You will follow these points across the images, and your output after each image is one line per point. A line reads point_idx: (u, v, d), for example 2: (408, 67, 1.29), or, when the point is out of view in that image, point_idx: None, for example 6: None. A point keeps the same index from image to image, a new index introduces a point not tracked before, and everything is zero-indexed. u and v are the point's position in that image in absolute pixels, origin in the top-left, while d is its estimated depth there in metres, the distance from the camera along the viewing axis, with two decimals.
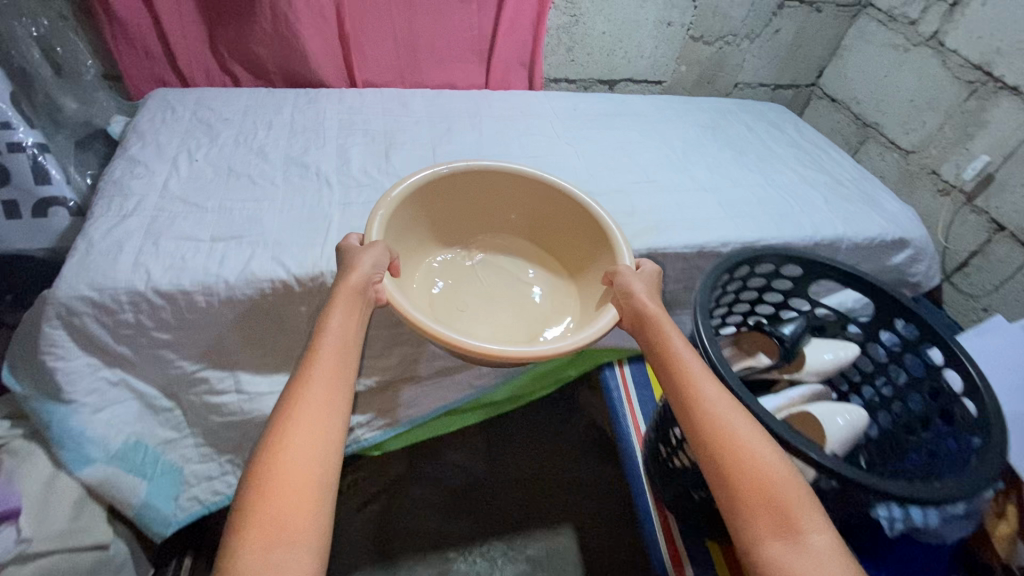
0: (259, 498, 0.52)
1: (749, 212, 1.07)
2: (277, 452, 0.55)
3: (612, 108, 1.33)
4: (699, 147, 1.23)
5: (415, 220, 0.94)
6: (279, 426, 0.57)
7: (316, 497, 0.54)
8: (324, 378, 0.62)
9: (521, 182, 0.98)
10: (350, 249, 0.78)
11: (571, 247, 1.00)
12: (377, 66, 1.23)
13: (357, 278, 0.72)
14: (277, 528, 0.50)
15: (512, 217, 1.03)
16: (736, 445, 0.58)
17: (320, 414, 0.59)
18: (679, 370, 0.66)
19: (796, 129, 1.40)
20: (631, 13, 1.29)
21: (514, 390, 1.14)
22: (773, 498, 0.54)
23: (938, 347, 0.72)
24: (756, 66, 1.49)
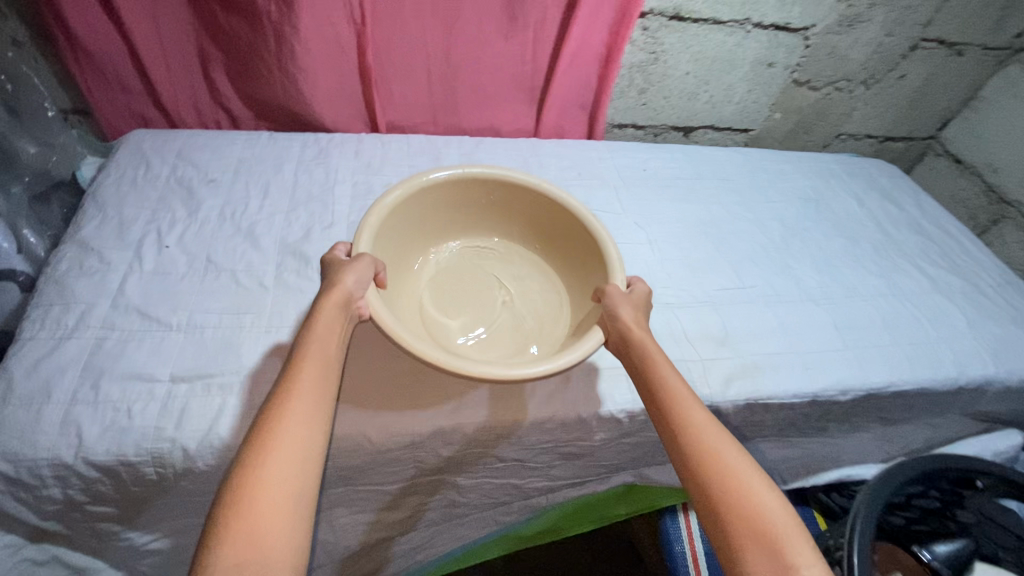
0: (240, 519, 0.39)
1: (873, 340, 0.83)
2: (261, 466, 0.42)
3: (689, 168, 1.06)
4: (802, 232, 0.97)
5: (412, 230, 0.75)
6: (263, 434, 0.44)
7: (301, 511, 0.42)
8: (314, 380, 0.50)
9: (511, 192, 0.77)
10: (336, 261, 0.61)
11: (572, 267, 0.78)
12: (405, 106, 1.00)
13: (339, 292, 0.57)
14: (259, 550, 0.38)
15: (517, 233, 0.82)
16: (717, 461, 0.47)
17: (310, 418, 0.47)
18: (657, 382, 0.55)
19: (915, 202, 1.13)
20: (726, 53, 1.02)
21: (547, 523, 0.92)
22: (760, 524, 0.43)
23: None
24: (866, 116, 1.21)
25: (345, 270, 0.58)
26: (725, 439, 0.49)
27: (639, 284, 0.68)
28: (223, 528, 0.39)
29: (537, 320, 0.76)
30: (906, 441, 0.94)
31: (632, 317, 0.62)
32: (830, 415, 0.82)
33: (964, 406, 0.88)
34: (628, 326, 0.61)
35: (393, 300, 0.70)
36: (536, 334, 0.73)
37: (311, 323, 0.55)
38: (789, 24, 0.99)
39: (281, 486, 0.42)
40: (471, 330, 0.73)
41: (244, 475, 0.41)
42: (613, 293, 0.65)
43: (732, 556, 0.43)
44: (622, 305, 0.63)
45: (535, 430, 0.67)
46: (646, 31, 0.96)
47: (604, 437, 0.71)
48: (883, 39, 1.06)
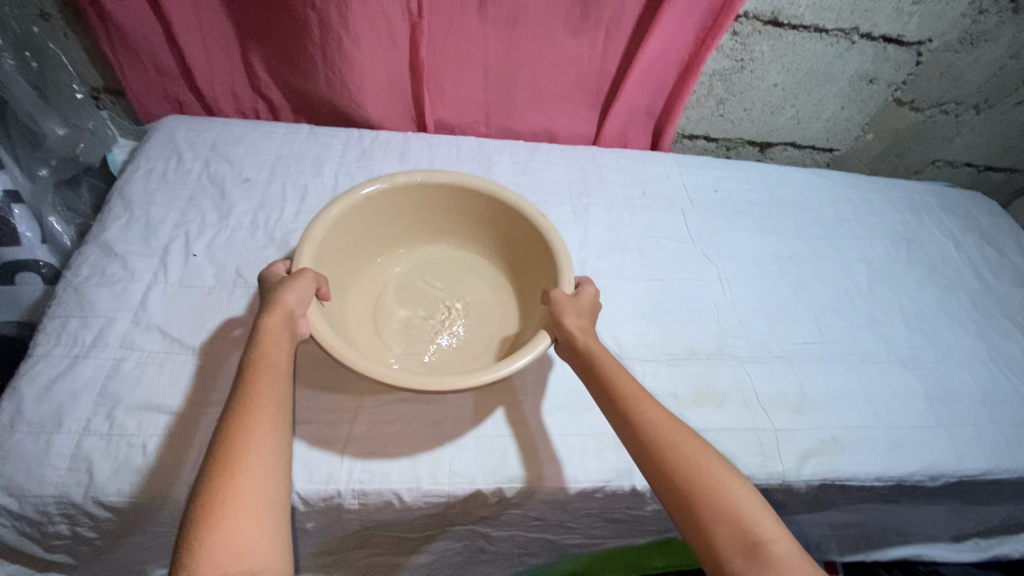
0: (216, 530, 0.37)
1: (968, 416, 0.72)
2: (229, 478, 0.39)
3: (766, 191, 0.95)
4: (889, 278, 0.86)
5: (362, 239, 0.66)
6: (229, 447, 0.40)
7: (278, 514, 0.39)
8: (275, 383, 0.45)
9: (458, 194, 0.68)
10: (275, 280, 0.53)
11: (525, 265, 0.69)
12: (456, 104, 0.91)
13: (291, 301, 0.50)
14: (238, 552, 0.36)
15: (475, 236, 0.72)
16: (675, 456, 0.47)
17: (273, 424, 0.42)
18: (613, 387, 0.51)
19: (1018, 247, 1.00)
20: (824, 65, 0.90)
21: (576, 567, 0.86)
22: (730, 510, 0.44)
23: None
24: (970, 143, 1.08)
25: (290, 286, 0.51)
26: (683, 430, 0.49)
27: (587, 285, 0.61)
28: (198, 542, 0.36)
29: (491, 327, 0.67)
30: (990, 526, 0.83)
31: (578, 325, 0.55)
32: (910, 496, 0.73)
33: None
34: (572, 335, 0.54)
35: (341, 314, 0.62)
36: (487, 341, 0.65)
37: (257, 340, 0.47)
38: (903, 36, 0.86)
39: (258, 491, 0.39)
40: (417, 336, 0.65)
41: (212, 493, 0.38)
42: (560, 298, 0.57)
43: (706, 541, 0.43)
44: (566, 313, 0.55)
45: (582, 497, 0.60)
46: (735, 35, 0.84)
47: (657, 507, 0.64)
48: (1008, 61, 0.92)
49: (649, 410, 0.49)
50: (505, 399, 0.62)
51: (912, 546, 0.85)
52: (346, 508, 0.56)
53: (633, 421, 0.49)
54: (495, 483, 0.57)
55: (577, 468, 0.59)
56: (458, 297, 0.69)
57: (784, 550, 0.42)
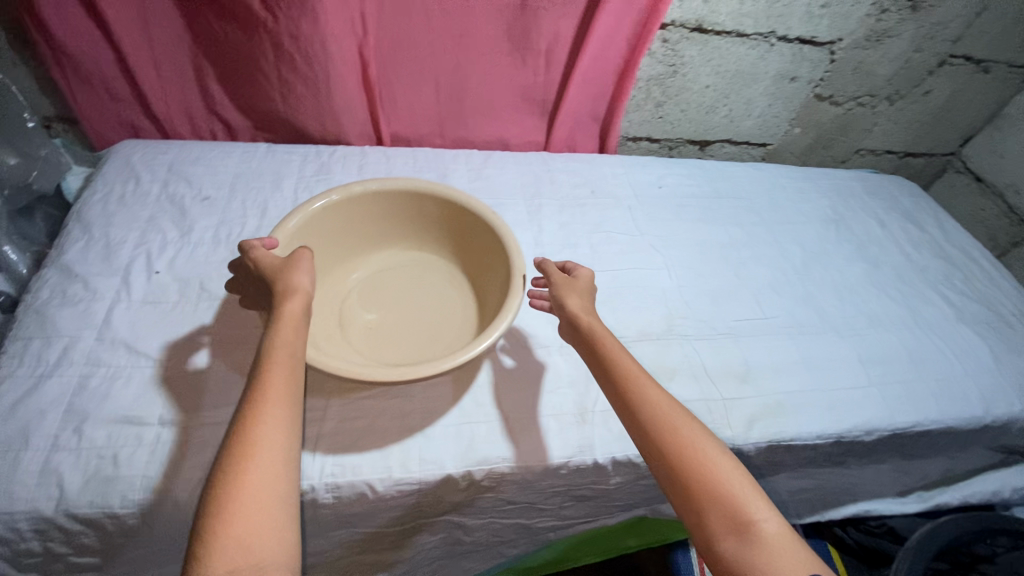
0: (227, 525, 0.38)
1: (898, 375, 0.79)
2: (242, 472, 0.41)
3: (706, 185, 1.02)
4: (822, 257, 0.94)
5: (324, 246, 0.69)
6: (239, 447, 0.42)
7: (286, 512, 0.41)
8: (282, 378, 0.46)
9: (415, 198, 0.72)
10: (272, 264, 0.55)
11: (481, 260, 0.72)
12: (410, 117, 0.94)
13: (302, 299, 0.52)
14: (248, 547, 0.38)
15: (437, 239, 0.76)
16: (673, 437, 0.49)
17: (285, 421, 0.44)
18: (614, 369, 0.55)
19: (937, 224, 1.10)
20: (748, 66, 0.98)
21: (553, 554, 0.89)
22: (721, 492, 0.46)
23: None
24: (887, 132, 1.18)
25: (291, 274, 0.53)
26: (681, 414, 0.51)
27: (582, 268, 0.66)
28: (211, 537, 0.38)
29: (452, 320, 0.70)
30: (931, 478, 0.90)
31: (580, 307, 0.60)
32: (854, 454, 0.79)
33: (990, 442, 0.85)
34: (576, 315, 0.59)
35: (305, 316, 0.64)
36: (449, 334, 0.68)
37: (275, 327, 0.50)
38: (816, 37, 0.95)
39: (265, 490, 0.41)
40: (381, 334, 0.68)
41: (223, 491, 0.40)
42: (559, 280, 0.63)
43: (698, 520, 0.46)
44: (570, 296, 0.61)
45: (548, 475, 0.63)
46: (666, 42, 0.91)
47: (620, 480, 0.68)
48: (911, 55, 1.02)
49: (649, 394, 0.52)
50: (470, 389, 0.65)
51: (865, 502, 0.91)
52: (320, 503, 0.58)
53: (633, 402, 0.52)
54: (464, 466, 0.60)
55: (542, 448, 0.62)
56: (421, 295, 0.73)
57: (772, 531, 0.44)
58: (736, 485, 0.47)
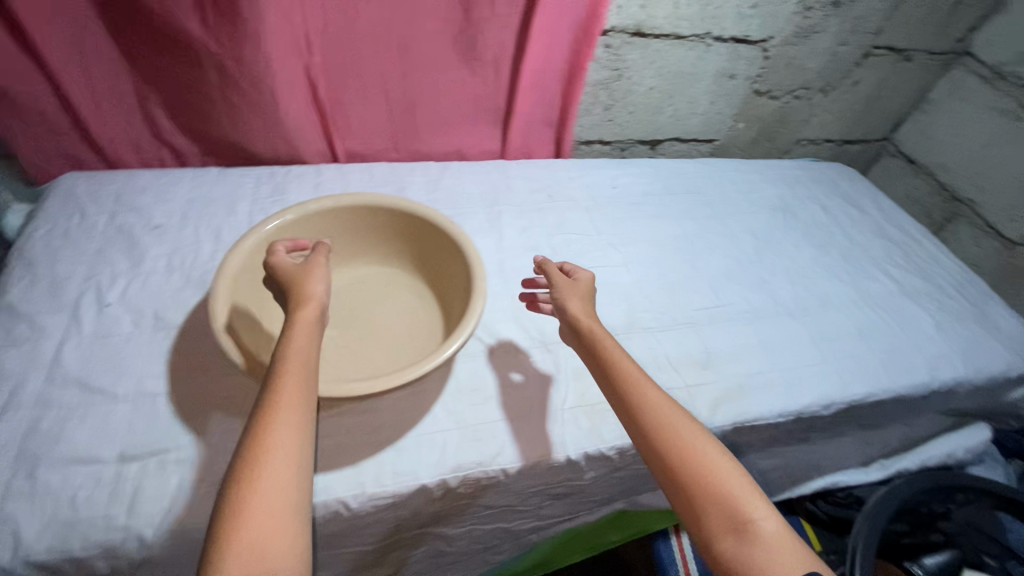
0: (241, 530, 0.38)
1: (850, 350, 0.83)
2: (257, 476, 0.40)
3: (658, 182, 1.05)
4: (772, 244, 0.98)
5: None
6: (252, 452, 0.41)
7: (298, 519, 0.40)
8: (297, 384, 0.46)
9: (372, 214, 0.72)
10: (290, 269, 0.57)
11: (441, 270, 0.73)
12: (364, 133, 0.94)
13: (314, 307, 0.53)
14: (262, 553, 0.37)
15: (400, 251, 0.77)
16: (671, 437, 0.50)
17: (297, 426, 0.44)
18: (614, 369, 0.55)
19: (876, 206, 1.16)
20: (689, 66, 1.02)
21: (538, 557, 0.89)
22: (720, 491, 0.46)
23: None
24: (824, 122, 1.25)
25: (306, 283, 0.54)
26: (679, 414, 0.52)
27: (582, 272, 0.67)
28: (223, 544, 0.37)
29: (418, 331, 0.70)
30: (890, 445, 0.94)
31: (580, 309, 0.61)
32: (816, 429, 0.83)
33: (939, 406, 0.89)
34: (576, 317, 0.60)
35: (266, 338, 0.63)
36: (415, 345, 0.68)
37: (289, 332, 0.50)
38: (749, 36, 1.00)
39: (279, 494, 0.40)
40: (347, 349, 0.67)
41: (238, 493, 0.40)
42: (560, 284, 0.64)
43: (696, 519, 0.46)
44: (570, 298, 0.62)
45: (524, 476, 0.64)
46: (609, 48, 0.94)
47: (595, 474, 0.69)
48: (838, 48, 1.09)
49: (647, 393, 0.53)
50: (439, 397, 0.66)
51: (832, 475, 0.94)
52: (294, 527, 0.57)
53: (632, 403, 0.52)
54: (439, 475, 0.60)
55: (517, 449, 0.63)
56: (384, 309, 0.73)
57: (771, 531, 0.44)
58: (734, 484, 0.47)
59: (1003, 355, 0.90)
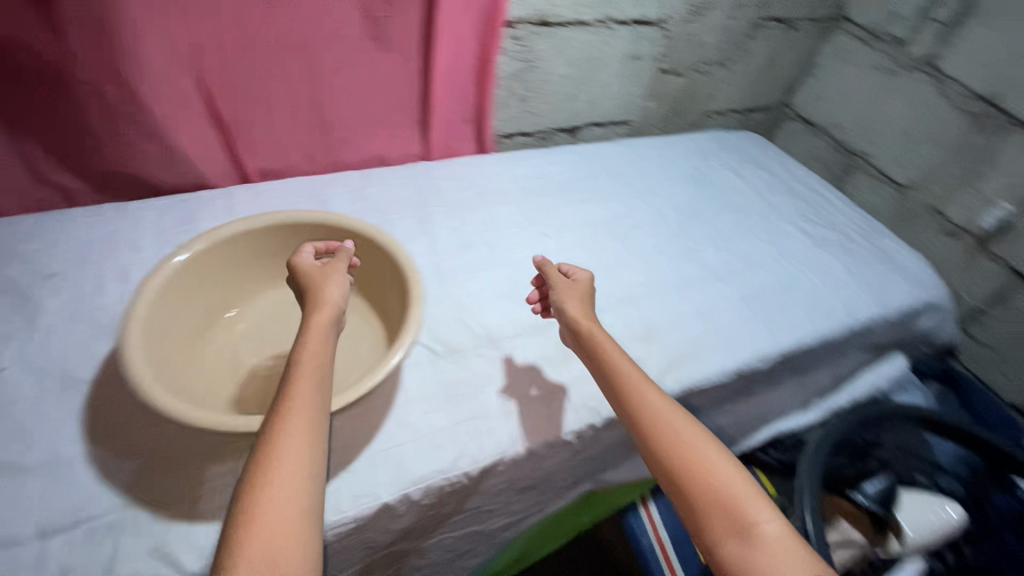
0: (252, 536, 0.39)
1: (776, 304, 0.89)
2: (269, 481, 0.42)
3: (582, 167, 1.07)
4: (695, 214, 1.03)
5: (199, 300, 0.64)
6: (265, 458, 0.43)
7: (308, 527, 0.41)
8: (309, 390, 0.48)
9: (293, 231, 0.69)
10: (308, 269, 0.60)
11: (375, 279, 0.72)
12: (276, 150, 0.90)
13: (328, 312, 0.55)
14: (273, 561, 0.38)
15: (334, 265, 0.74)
16: (677, 440, 0.51)
17: (309, 435, 0.45)
18: (615, 374, 0.57)
19: (783, 167, 1.24)
20: (596, 51, 1.04)
21: (516, 552, 0.90)
22: (722, 496, 0.47)
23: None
24: (728, 94, 1.32)
25: (323, 286, 0.57)
26: (681, 419, 0.53)
27: (580, 272, 0.70)
28: (234, 549, 0.38)
29: (358, 346, 0.68)
30: (823, 386, 1.02)
31: (580, 311, 0.63)
32: (757, 383, 0.87)
33: (860, 344, 0.97)
34: (576, 318, 0.63)
35: (192, 378, 0.59)
36: (356, 360, 0.66)
37: (301, 337, 0.52)
38: (648, 18, 1.04)
39: (288, 503, 0.41)
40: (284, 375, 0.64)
41: (250, 499, 0.40)
42: (559, 286, 0.67)
43: (699, 521, 0.47)
44: (569, 300, 0.65)
45: (487, 475, 0.64)
46: (515, 39, 0.95)
47: (557, 461, 0.70)
48: (730, 23, 1.15)
49: (653, 399, 0.54)
50: (390, 410, 0.64)
51: (775, 423, 1.00)
52: None
53: (633, 407, 0.54)
54: (400, 490, 0.58)
55: (477, 451, 0.63)
56: None
57: (773, 533, 0.45)
58: (738, 488, 0.48)
59: (906, 290, 0.99)
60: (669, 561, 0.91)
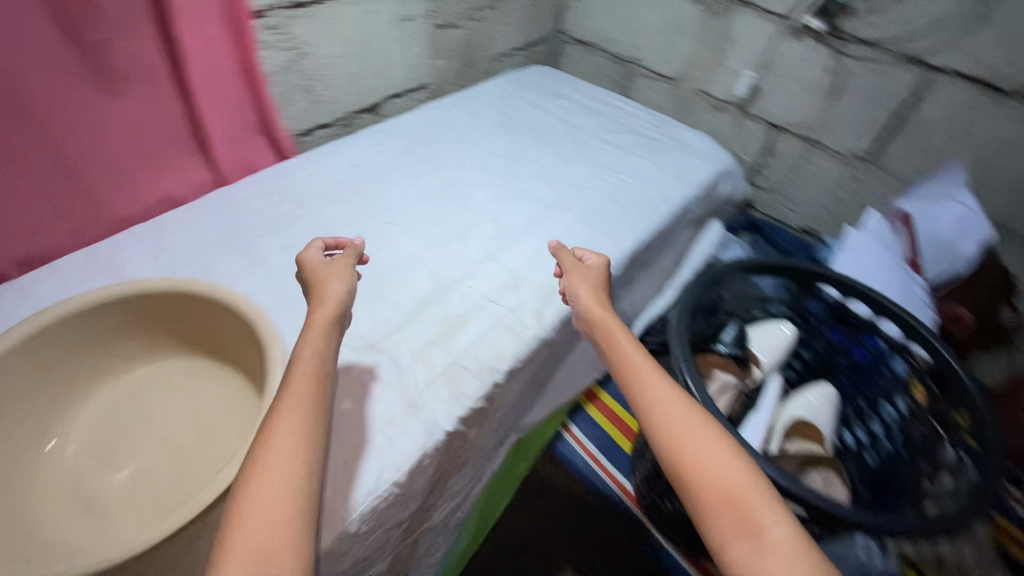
0: (245, 526, 0.40)
1: (611, 213, 0.98)
2: (260, 468, 0.44)
3: (395, 143, 1.04)
4: (517, 155, 1.07)
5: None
6: (259, 447, 0.45)
7: (299, 521, 0.42)
8: (304, 390, 0.49)
9: (84, 319, 0.58)
10: (315, 265, 0.63)
11: (211, 332, 0.64)
12: (30, 231, 0.71)
13: (328, 308, 0.57)
14: (265, 555, 0.40)
15: (169, 336, 0.65)
16: (684, 436, 0.52)
17: (305, 422, 0.47)
18: (626, 366, 0.59)
19: (576, 89, 1.34)
20: (364, 22, 1.00)
21: (473, 524, 0.92)
22: (730, 500, 0.47)
23: (834, 287, 0.88)
24: (506, 34, 1.36)
25: (323, 286, 0.59)
26: (694, 415, 0.54)
27: (594, 259, 0.75)
28: (228, 542, 0.40)
29: (223, 408, 0.61)
30: (668, 269, 1.16)
31: (596, 303, 0.66)
32: (619, 286, 0.97)
33: (684, 224, 1.11)
34: (590, 308, 0.66)
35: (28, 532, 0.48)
36: (227, 423, 0.59)
37: (304, 334, 0.55)
38: None
39: (280, 497, 0.43)
40: (148, 476, 0.55)
41: (242, 492, 0.42)
42: (572, 277, 0.70)
43: (705, 522, 0.47)
44: (581, 289, 0.68)
45: (418, 473, 0.63)
46: (272, 28, 0.87)
47: (477, 430, 0.71)
48: None
49: (663, 393, 0.56)
50: None
51: (643, 314, 1.13)
52: None
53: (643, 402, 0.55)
54: (335, 530, 0.55)
55: (396, 457, 0.61)
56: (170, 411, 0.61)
57: (781, 536, 0.44)
58: (750, 487, 0.48)
59: (702, 166, 1.15)
60: (608, 471, 1.00)
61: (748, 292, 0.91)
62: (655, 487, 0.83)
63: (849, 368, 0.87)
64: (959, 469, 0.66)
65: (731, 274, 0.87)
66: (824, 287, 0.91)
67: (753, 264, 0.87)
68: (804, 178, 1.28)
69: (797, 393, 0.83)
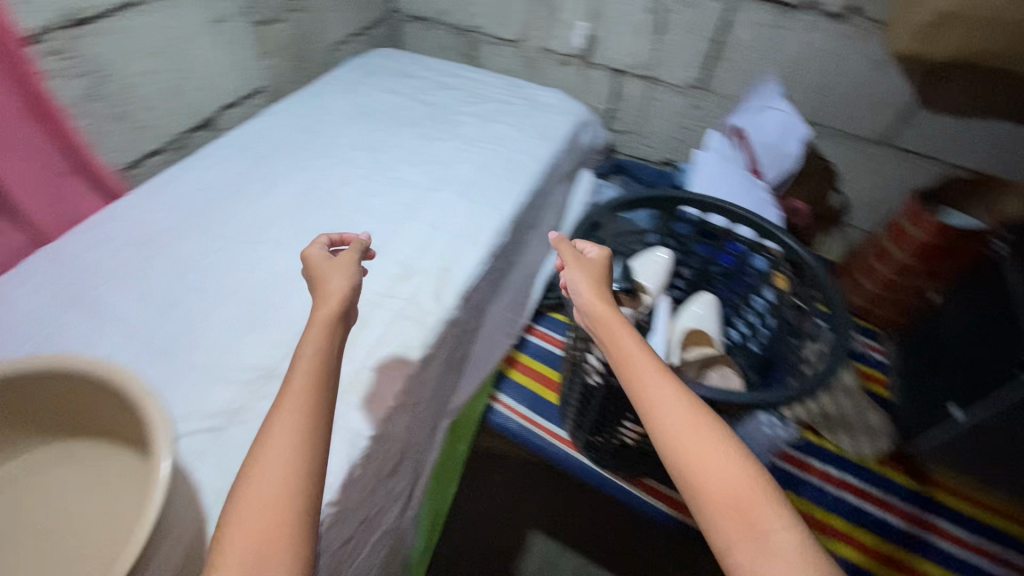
0: (239, 529, 0.42)
1: (485, 182, 0.99)
2: (256, 470, 0.45)
3: (244, 155, 0.97)
4: (379, 144, 1.04)
5: None
6: (256, 450, 0.46)
7: (297, 521, 0.43)
8: (304, 392, 0.49)
9: None
10: (318, 261, 0.63)
11: (66, 408, 0.55)
12: None
13: (332, 305, 0.57)
14: (262, 555, 0.41)
15: (35, 430, 0.56)
16: (688, 440, 0.50)
17: (303, 423, 0.47)
18: (629, 362, 0.56)
19: (424, 66, 1.32)
20: (168, 30, 0.90)
21: (430, 513, 0.93)
22: (734, 505, 0.46)
23: (689, 206, 0.93)
24: (337, 21, 1.30)
25: (325, 284, 0.59)
26: (698, 413, 0.52)
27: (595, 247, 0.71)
28: (224, 541, 0.41)
29: (109, 484, 0.54)
30: (554, 224, 1.20)
31: (600, 295, 0.63)
32: (510, 252, 0.99)
33: (557, 178, 1.15)
34: (592, 301, 0.62)
35: None
36: (118, 499, 0.53)
37: (307, 333, 0.54)
38: None
39: (275, 498, 0.43)
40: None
41: (240, 491, 0.44)
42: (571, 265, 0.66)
43: (709, 524, 0.47)
44: (582, 278, 0.64)
45: (352, 485, 0.61)
46: (56, 54, 0.76)
47: (403, 426, 0.70)
48: None
49: (662, 392, 0.53)
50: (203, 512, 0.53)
51: (541, 272, 1.17)
52: None
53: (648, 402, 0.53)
54: None
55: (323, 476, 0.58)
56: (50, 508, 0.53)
57: (787, 542, 0.44)
58: (754, 490, 0.47)
59: (561, 121, 1.20)
60: (544, 427, 1.03)
61: (620, 231, 0.96)
62: (586, 426, 0.89)
63: (724, 274, 0.97)
64: (819, 335, 0.76)
65: (599, 219, 0.90)
66: (682, 208, 0.95)
67: (617, 204, 0.91)
68: (654, 114, 1.38)
69: (684, 307, 0.92)
